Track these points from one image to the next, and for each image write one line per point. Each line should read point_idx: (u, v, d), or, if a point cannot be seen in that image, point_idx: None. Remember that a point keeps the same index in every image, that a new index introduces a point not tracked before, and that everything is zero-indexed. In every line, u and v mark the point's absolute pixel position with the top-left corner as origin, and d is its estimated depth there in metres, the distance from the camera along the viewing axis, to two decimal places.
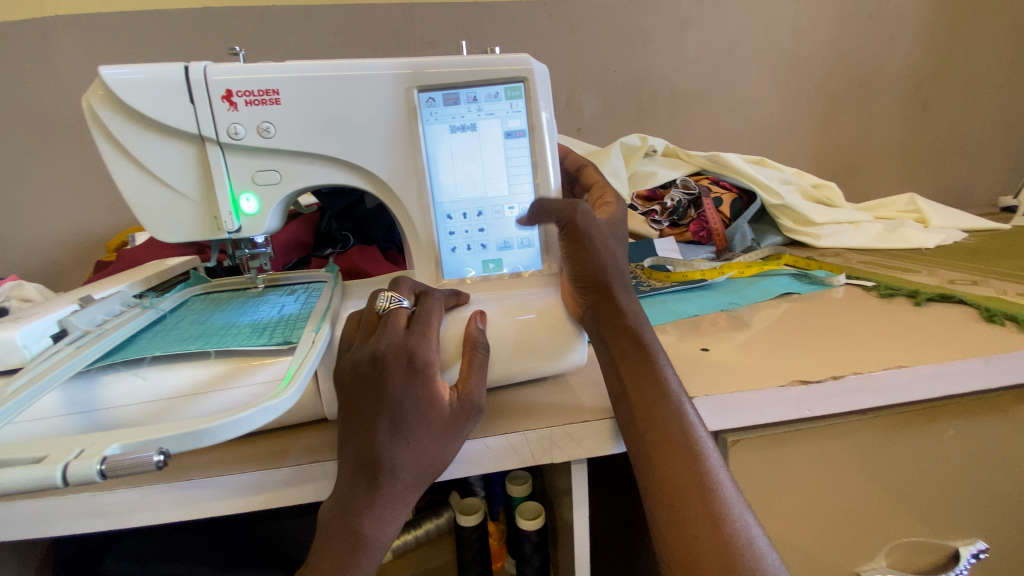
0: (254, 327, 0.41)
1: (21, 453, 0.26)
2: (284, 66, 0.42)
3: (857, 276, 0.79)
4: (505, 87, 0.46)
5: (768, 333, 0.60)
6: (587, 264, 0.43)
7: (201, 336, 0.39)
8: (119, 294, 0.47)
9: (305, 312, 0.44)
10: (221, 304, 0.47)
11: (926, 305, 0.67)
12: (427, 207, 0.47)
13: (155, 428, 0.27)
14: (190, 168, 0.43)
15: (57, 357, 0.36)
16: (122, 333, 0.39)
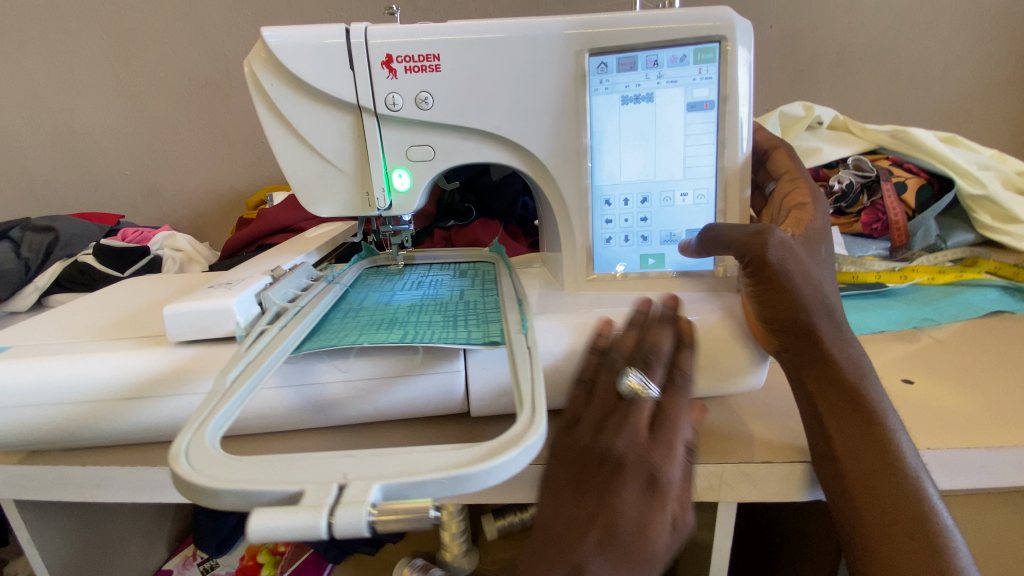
0: (444, 319, 0.38)
1: (268, 483, 0.21)
2: (446, 27, 0.38)
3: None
4: (695, 48, 0.38)
5: (986, 360, 0.47)
6: (788, 309, 0.32)
7: (391, 326, 0.38)
8: (302, 267, 0.47)
9: (489, 305, 0.41)
10: (392, 288, 0.46)
11: None
12: (585, 191, 0.41)
13: (404, 461, 0.22)
14: (346, 138, 0.40)
15: (273, 338, 0.34)
16: (318, 312, 0.39)
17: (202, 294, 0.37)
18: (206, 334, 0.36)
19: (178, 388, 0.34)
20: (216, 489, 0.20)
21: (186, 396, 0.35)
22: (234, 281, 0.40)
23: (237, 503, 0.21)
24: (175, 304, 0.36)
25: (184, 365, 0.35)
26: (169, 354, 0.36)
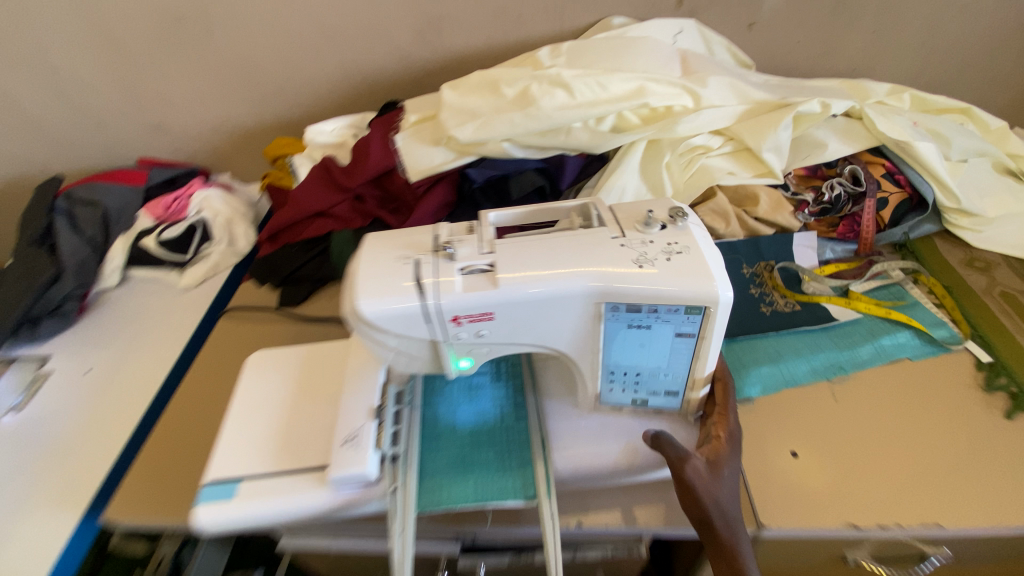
0: (497, 459, 0.62)
1: None
2: (496, 291, 0.50)
3: (983, 341, 0.79)
4: (686, 306, 0.50)
5: (854, 430, 0.70)
6: (695, 511, 0.51)
7: (463, 468, 0.61)
8: (387, 391, 0.65)
9: (522, 434, 0.64)
10: (450, 408, 0.68)
11: (1016, 416, 0.71)
12: (597, 369, 0.58)
13: None
14: (425, 348, 0.55)
15: (404, 495, 0.58)
16: (416, 457, 0.62)
17: (344, 458, 0.58)
18: (356, 485, 0.59)
19: (351, 509, 0.60)
20: None
21: (356, 509, 0.61)
22: (356, 435, 0.60)
23: None
24: (334, 470, 0.57)
25: (350, 498, 0.60)
26: (336, 492, 0.59)
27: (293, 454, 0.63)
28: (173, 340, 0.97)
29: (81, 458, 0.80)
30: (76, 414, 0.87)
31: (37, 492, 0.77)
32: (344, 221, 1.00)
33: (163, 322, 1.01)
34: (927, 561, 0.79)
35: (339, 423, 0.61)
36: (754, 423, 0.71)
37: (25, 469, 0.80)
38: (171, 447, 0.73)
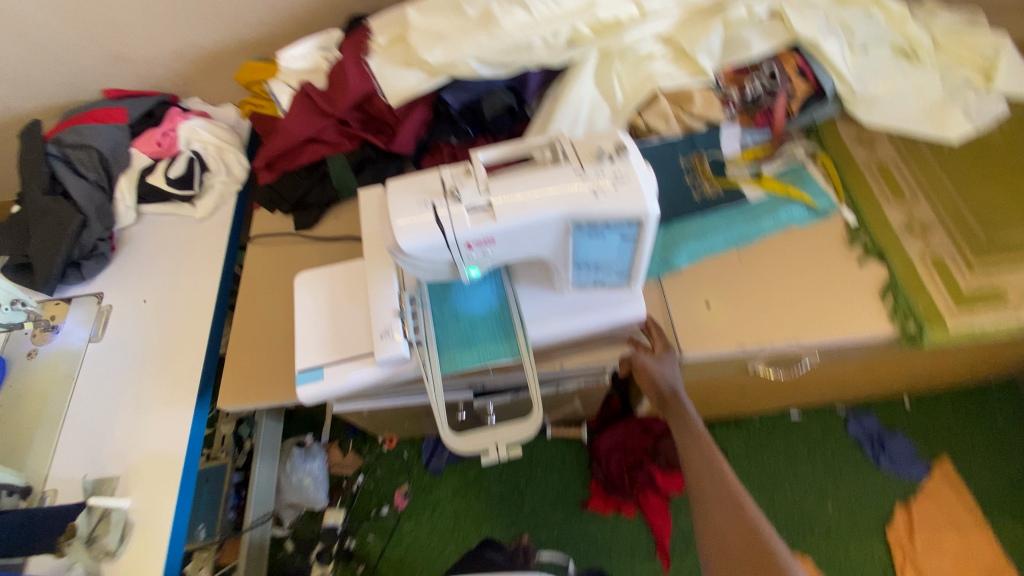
0: (491, 336, 0.86)
1: (470, 447, 0.85)
2: (495, 224, 0.69)
3: (853, 208, 1.06)
4: (628, 221, 0.71)
5: (750, 283, 0.98)
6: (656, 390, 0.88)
7: (469, 344, 0.85)
8: (403, 297, 0.87)
9: (507, 315, 0.88)
10: (451, 304, 0.89)
11: (864, 262, 0.99)
12: (568, 264, 0.81)
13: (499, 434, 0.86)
14: (445, 266, 0.76)
15: (431, 366, 0.82)
16: (433, 340, 0.85)
17: (385, 346, 0.83)
18: (395, 362, 0.85)
19: (395, 377, 0.87)
20: (460, 450, 0.84)
21: (397, 377, 0.88)
22: (389, 330, 0.84)
23: (463, 448, 0.85)
24: (379, 354, 0.83)
25: (393, 371, 0.86)
26: (381, 368, 0.85)
27: (350, 346, 0.87)
28: (207, 266, 1.14)
29: (172, 367, 1.03)
30: (150, 335, 1.07)
31: (149, 394, 1.00)
32: (334, 145, 1.09)
33: (191, 251, 1.16)
34: (799, 360, 1.14)
35: (376, 322, 0.85)
36: (683, 285, 0.98)
37: (130, 380, 1.03)
38: (249, 351, 0.95)
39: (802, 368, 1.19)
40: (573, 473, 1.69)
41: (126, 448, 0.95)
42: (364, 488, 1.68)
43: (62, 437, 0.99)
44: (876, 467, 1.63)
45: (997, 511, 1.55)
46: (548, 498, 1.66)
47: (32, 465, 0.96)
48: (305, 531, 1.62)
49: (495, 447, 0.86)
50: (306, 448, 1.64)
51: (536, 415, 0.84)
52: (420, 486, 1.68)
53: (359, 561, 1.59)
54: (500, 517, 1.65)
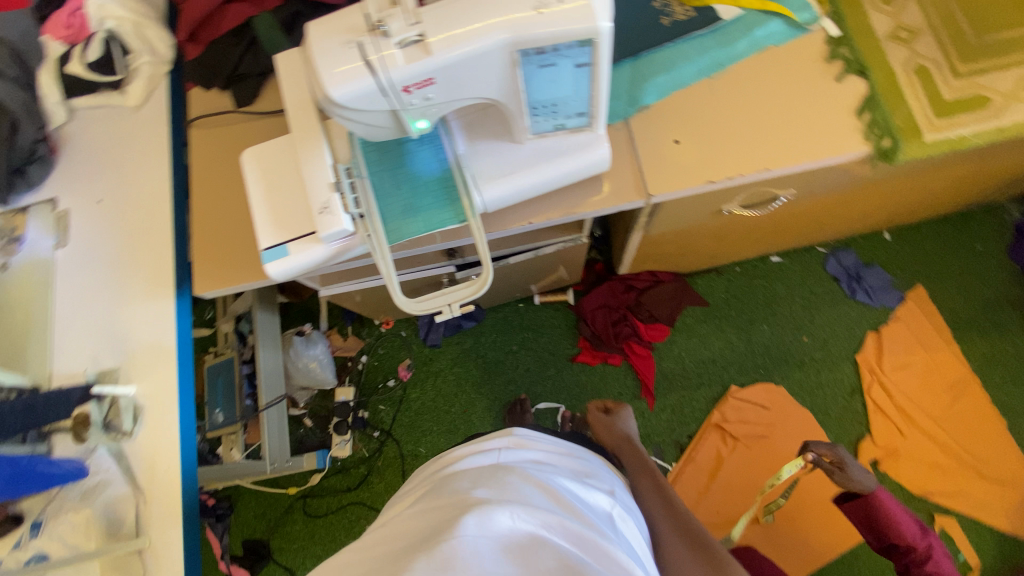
0: (435, 200, 0.85)
1: (427, 309, 0.87)
2: (432, 60, 0.63)
3: (838, 18, 0.96)
4: (579, 41, 0.65)
5: (722, 113, 0.92)
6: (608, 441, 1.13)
7: (413, 212, 0.85)
8: (338, 169, 0.82)
9: (449, 178, 0.86)
10: (390, 171, 0.86)
11: (844, 78, 0.93)
12: (522, 108, 0.75)
13: (453, 294, 0.87)
14: (388, 118, 0.71)
15: (377, 237, 0.81)
16: (377, 212, 0.83)
17: (326, 222, 0.80)
18: (342, 237, 0.82)
19: (347, 252, 0.86)
20: (419, 313, 0.86)
21: (350, 253, 0.87)
22: (327, 206, 0.81)
23: (422, 310, 0.87)
24: (323, 231, 0.81)
25: (342, 246, 0.84)
26: (328, 245, 0.83)
27: (309, 218, 0.84)
28: (154, 158, 1.08)
29: (143, 263, 1.02)
30: (114, 234, 1.05)
31: (128, 292, 1.01)
32: (257, 2, 1.00)
33: (135, 144, 1.10)
34: (775, 195, 1.13)
35: (315, 199, 0.81)
36: (652, 123, 0.93)
37: (106, 280, 1.03)
38: (215, 238, 0.94)
39: (778, 203, 1.18)
40: (564, 334, 1.77)
41: (119, 343, 0.98)
42: (369, 366, 1.79)
43: (55, 340, 1.01)
44: (852, 300, 1.70)
45: (961, 327, 1.65)
46: (541, 358, 1.76)
47: (33, 367, 0.99)
48: (321, 408, 1.75)
49: (449, 308, 0.88)
50: (307, 336, 1.72)
51: (483, 274, 0.81)
52: (421, 360, 1.79)
53: (373, 428, 1.74)
54: (497, 378, 1.76)
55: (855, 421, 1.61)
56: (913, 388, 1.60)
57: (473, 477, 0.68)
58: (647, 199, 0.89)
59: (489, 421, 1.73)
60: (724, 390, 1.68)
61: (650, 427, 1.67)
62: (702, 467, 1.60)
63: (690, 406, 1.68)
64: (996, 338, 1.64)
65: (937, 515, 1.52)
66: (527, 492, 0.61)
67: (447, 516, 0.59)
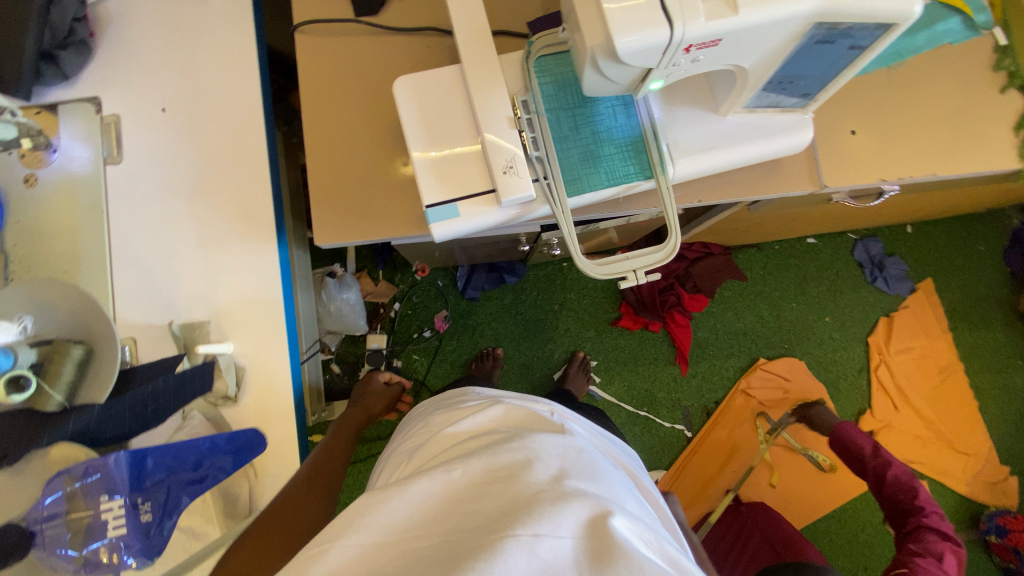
0: (620, 151, 0.77)
1: (608, 273, 0.82)
2: (734, 19, 0.54)
3: (1003, 28, 0.96)
4: (878, 24, 0.58)
5: (897, 109, 0.90)
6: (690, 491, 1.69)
7: (595, 162, 0.76)
8: (518, 113, 0.74)
9: (635, 131, 0.77)
10: (569, 115, 0.76)
11: (1007, 90, 0.94)
12: (761, 82, 0.68)
13: (632, 259, 0.83)
14: (636, 76, 0.61)
15: (563, 200, 0.74)
16: (559, 164, 0.75)
17: (511, 184, 0.72)
18: (522, 202, 0.74)
19: (523, 216, 0.77)
20: (602, 277, 0.81)
21: (527, 216, 0.78)
22: (513, 164, 0.72)
23: (603, 274, 0.82)
24: (505, 195, 0.72)
25: (518, 212, 0.76)
26: (505, 209, 0.74)
27: (485, 174, 0.74)
28: (235, 64, 0.88)
29: (230, 196, 0.85)
30: (187, 155, 0.86)
31: (212, 229, 0.84)
32: None
33: (207, 41, 0.88)
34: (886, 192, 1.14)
35: (497, 157, 0.72)
36: (831, 110, 0.89)
37: (181, 211, 0.85)
38: (341, 179, 0.80)
39: (878, 200, 1.21)
40: (605, 296, 1.76)
41: (206, 290, 0.83)
42: (402, 314, 1.69)
43: (114, 280, 0.83)
44: (870, 286, 1.82)
45: (956, 319, 1.84)
46: (580, 318, 1.75)
47: None
48: (349, 355, 1.65)
49: (633, 273, 0.85)
50: (340, 279, 1.54)
51: (672, 239, 0.79)
52: (459, 312, 1.72)
53: (407, 378, 1.67)
54: (536, 337, 1.73)
55: (859, 396, 1.78)
56: (909, 371, 1.78)
57: (558, 444, 0.66)
58: (823, 187, 0.86)
59: (527, 378, 1.72)
60: (751, 361, 1.78)
61: (680, 392, 1.75)
62: (723, 430, 1.72)
63: (719, 373, 1.76)
64: (983, 331, 1.84)
65: None
66: (601, 458, 0.69)
67: (496, 485, 0.59)
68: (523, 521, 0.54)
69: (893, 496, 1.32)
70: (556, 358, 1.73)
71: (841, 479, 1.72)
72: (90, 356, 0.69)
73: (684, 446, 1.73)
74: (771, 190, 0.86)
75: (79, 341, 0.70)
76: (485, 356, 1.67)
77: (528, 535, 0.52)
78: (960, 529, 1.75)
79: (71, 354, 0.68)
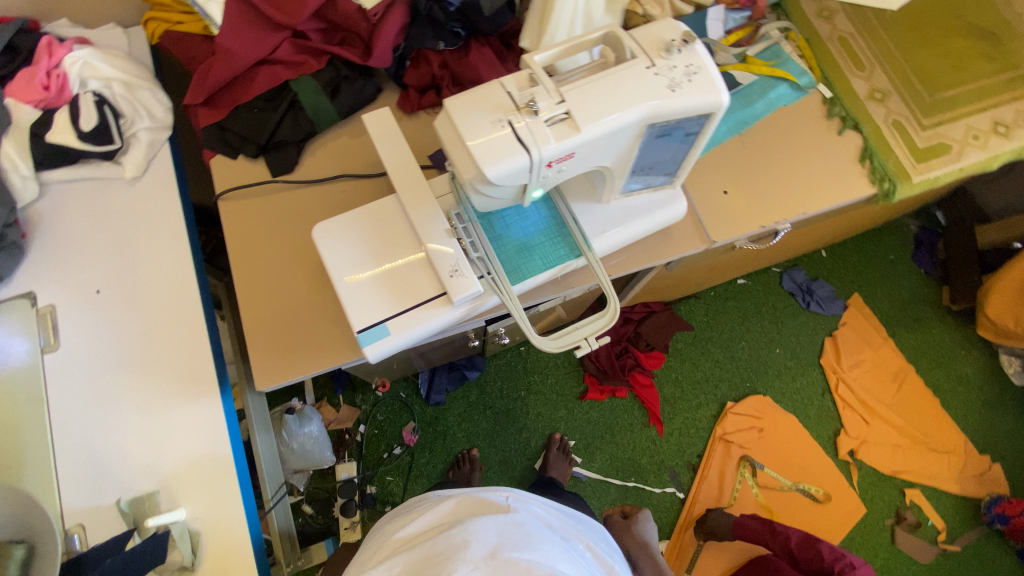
0: (547, 239, 0.86)
1: (560, 346, 0.87)
2: (579, 136, 0.65)
3: (827, 83, 1.14)
4: (699, 115, 0.71)
5: (757, 166, 1.05)
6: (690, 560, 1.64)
7: (529, 252, 0.85)
8: (452, 220, 0.82)
9: (556, 220, 0.87)
10: (497, 218, 0.85)
11: (844, 131, 1.10)
12: (626, 172, 0.79)
13: (578, 328, 0.89)
14: (515, 190, 0.70)
15: (508, 287, 0.79)
16: (497, 258, 0.81)
17: (460, 285, 0.78)
18: (472, 296, 0.80)
19: (474, 310, 0.83)
20: (558, 351, 0.86)
21: (478, 309, 0.84)
22: (458, 268, 0.79)
23: (557, 349, 0.87)
24: (456, 294, 0.78)
25: (471, 307, 0.82)
26: (458, 307, 0.80)
27: (434, 280, 0.81)
28: (166, 236, 0.95)
29: (170, 359, 0.88)
30: (125, 329, 0.89)
31: (154, 395, 0.86)
32: (293, 66, 0.93)
33: (137, 220, 0.95)
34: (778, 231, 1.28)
35: (443, 264, 0.79)
36: (703, 176, 1.03)
37: (121, 384, 0.86)
38: (276, 324, 0.84)
39: (775, 238, 1.33)
40: (568, 373, 1.79)
41: (154, 457, 0.83)
42: (369, 435, 1.67)
43: (56, 468, 0.82)
44: (807, 311, 1.94)
45: (892, 324, 1.96)
46: (549, 399, 1.77)
47: None
48: (321, 491, 1.59)
49: (585, 341, 0.91)
50: (299, 413, 1.52)
51: (613, 306, 0.86)
52: (426, 420, 1.70)
53: (384, 502, 1.61)
54: (509, 428, 1.73)
55: (830, 418, 1.82)
56: (868, 383, 1.85)
57: (498, 523, 0.73)
58: (712, 242, 0.97)
59: (508, 473, 1.69)
60: (721, 406, 1.81)
61: (661, 453, 1.75)
62: (713, 483, 1.71)
63: (694, 426, 1.78)
64: (920, 331, 1.96)
65: (906, 490, 1.76)
66: (542, 530, 0.76)
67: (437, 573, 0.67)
68: None
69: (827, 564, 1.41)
70: (534, 446, 1.72)
71: (834, 509, 1.72)
72: (32, 555, 0.67)
73: (679, 508, 1.69)
74: (669, 253, 0.97)
75: (20, 541, 0.67)
76: (461, 460, 1.65)
77: None
78: (968, 529, 1.74)
79: (11, 556, 0.65)
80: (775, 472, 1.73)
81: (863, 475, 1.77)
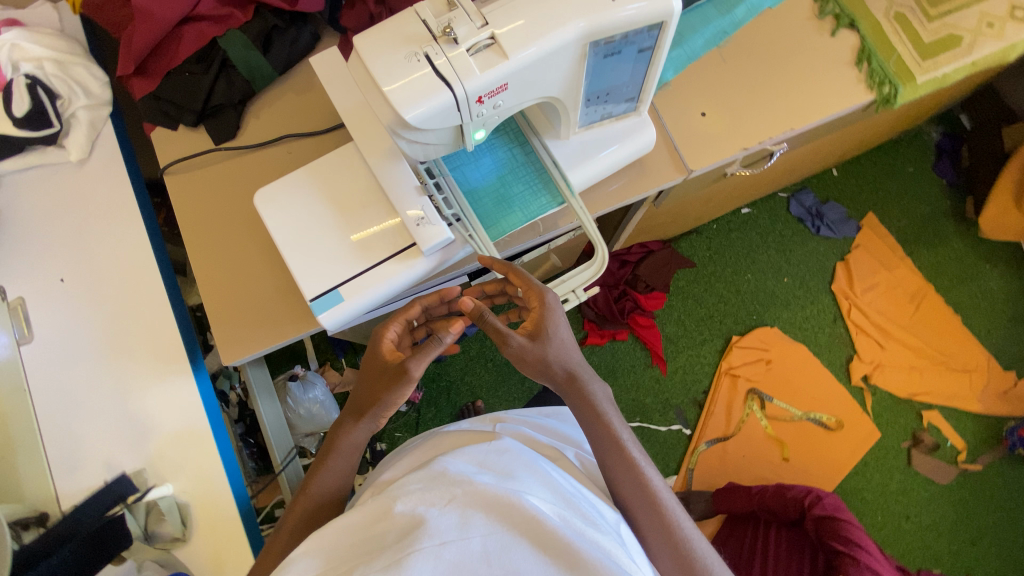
0: (525, 189, 0.80)
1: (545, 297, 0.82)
2: (508, 64, 0.58)
3: None
4: (649, 26, 0.63)
5: (738, 82, 0.95)
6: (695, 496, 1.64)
7: (507, 203, 0.80)
8: (419, 172, 0.77)
9: (535, 165, 0.82)
10: (468, 168, 0.81)
11: (838, 32, 0.98)
12: (579, 102, 0.72)
13: (564, 280, 0.84)
14: (449, 132, 0.64)
15: (481, 236, 0.75)
16: (471, 211, 0.78)
17: (427, 233, 0.73)
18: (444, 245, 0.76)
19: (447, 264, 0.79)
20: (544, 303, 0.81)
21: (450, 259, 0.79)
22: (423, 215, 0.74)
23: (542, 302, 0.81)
24: (424, 244, 0.74)
25: (441, 257, 0.78)
26: (428, 257, 0.76)
27: (402, 229, 0.77)
28: (122, 218, 0.92)
29: (142, 341, 0.88)
30: (96, 315, 0.89)
31: (129, 377, 0.86)
32: (218, 20, 0.86)
33: (92, 204, 0.93)
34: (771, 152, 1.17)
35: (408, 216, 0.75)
36: (676, 99, 0.94)
37: (98, 371, 0.87)
38: (235, 298, 0.82)
39: (771, 160, 1.23)
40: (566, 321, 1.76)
41: (136, 438, 0.84)
42: None
43: (48, 455, 0.84)
44: (817, 236, 1.84)
45: (909, 243, 1.84)
46: None
47: (28, 492, 0.82)
48: None
49: (575, 294, 0.84)
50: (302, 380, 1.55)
51: (602, 252, 0.80)
52: (429, 377, 1.72)
53: None
54: (511, 379, 1.73)
55: (842, 344, 1.76)
56: (883, 306, 1.77)
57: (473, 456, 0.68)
58: (688, 172, 0.90)
59: None
60: (726, 341, 1.77)
61: (667, 392, 1.73)
62: (720, 417, 1.69)
63: (699, 363, 1.75)
64: (940, 247, 1.84)
65: (924, 412, 1.72)
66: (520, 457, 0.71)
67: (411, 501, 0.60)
68: (432, 530, 0.56)
69: (797, 501, 1.35)
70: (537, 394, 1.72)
71: (845, 437, 1.69)
72: None
73: (686, 445, 1.69)
74: (645, 186, 0.90)
75: None
76: (467, 412, 1.68)
77: (436, 542, 0.55)
78: (988, 447, 1.70)
79: None
80: (784, 404, 1.70)
81: (877, 400, 1.73)
